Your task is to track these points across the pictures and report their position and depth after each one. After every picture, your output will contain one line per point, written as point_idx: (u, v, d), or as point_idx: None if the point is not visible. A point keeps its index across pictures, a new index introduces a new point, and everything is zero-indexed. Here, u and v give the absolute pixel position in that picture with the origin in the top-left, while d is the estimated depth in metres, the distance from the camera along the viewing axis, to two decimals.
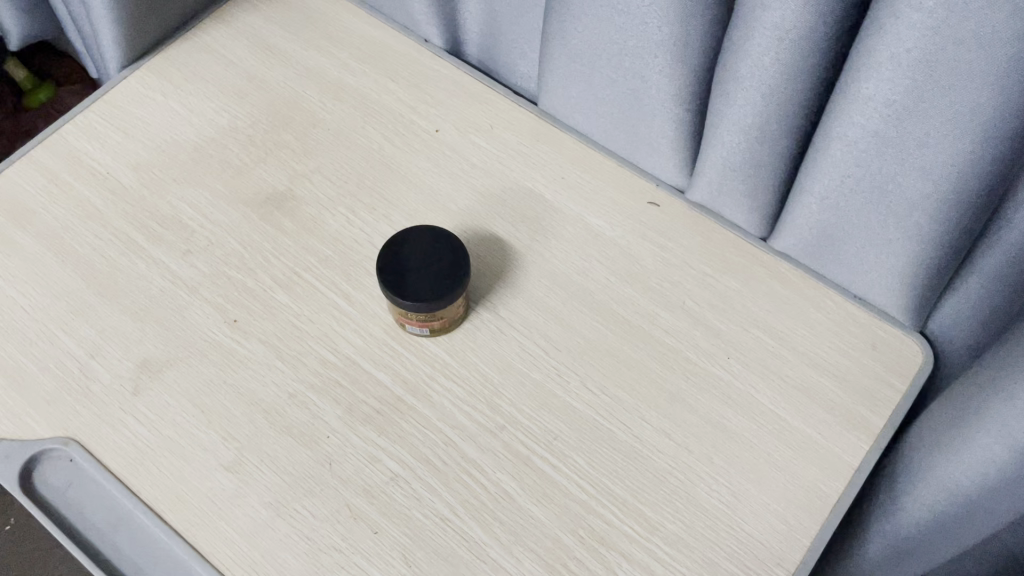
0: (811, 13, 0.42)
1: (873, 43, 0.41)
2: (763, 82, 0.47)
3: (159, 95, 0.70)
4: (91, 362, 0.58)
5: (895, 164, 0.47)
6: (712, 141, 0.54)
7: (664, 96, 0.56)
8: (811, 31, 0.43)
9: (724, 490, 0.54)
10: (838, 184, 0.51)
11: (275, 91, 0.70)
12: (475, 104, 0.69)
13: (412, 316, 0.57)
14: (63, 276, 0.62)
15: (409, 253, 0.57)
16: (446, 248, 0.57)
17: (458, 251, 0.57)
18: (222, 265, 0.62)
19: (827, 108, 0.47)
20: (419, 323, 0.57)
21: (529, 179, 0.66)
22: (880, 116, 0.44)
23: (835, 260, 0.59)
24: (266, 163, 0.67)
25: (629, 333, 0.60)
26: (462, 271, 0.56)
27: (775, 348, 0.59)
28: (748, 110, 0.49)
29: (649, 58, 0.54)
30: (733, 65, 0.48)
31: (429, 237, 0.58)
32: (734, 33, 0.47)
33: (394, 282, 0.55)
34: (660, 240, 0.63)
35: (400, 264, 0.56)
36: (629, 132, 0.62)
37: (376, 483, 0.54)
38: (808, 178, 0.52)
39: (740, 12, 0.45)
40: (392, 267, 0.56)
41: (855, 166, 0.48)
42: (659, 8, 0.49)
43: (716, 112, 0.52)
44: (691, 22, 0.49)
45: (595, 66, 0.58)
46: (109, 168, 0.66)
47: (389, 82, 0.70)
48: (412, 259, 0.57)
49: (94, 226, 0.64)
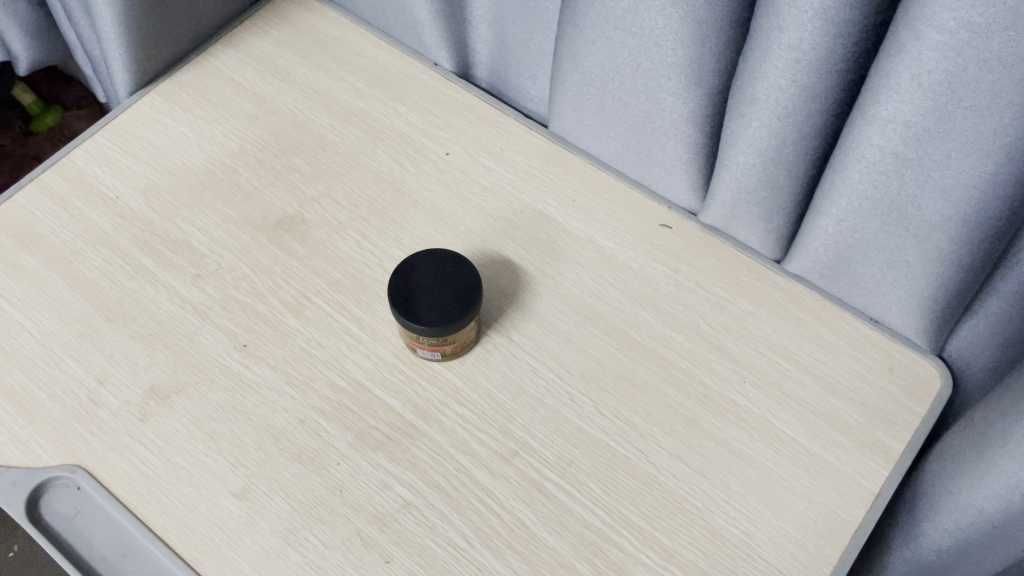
0: (829, 34, 0.41)
1: (893, 64, 0.40)
2: (780, 103, 0.46)
3: (169, 119, 0.70)
4: (99, 388, 0.58)
5: (914, 186, 0.46)
6: (726, 163, 0.54)
7: (677, 118, 0.55)
8: (829, 52, 0.42)
9: (743, 517, 0.53)
10: (856, 207, 0.50)
11: (284, 114, 0.70)
12: (486, 126, 0.69)
13: (423, 340, 0.56)
14: (72, 301, 0.61)
15: (420, 276, 0.56)
16: (458, 270, 0.57)
17: (470, 275, 0.57)
18: (232, 289, 0.62)
19: (846, 129, 0.46)
20: (430, 347, 0.57)
21: (540, 202, 0.65)
22: (899, 137, 0.43)
23: (851, 282, 0.58)
24: (276, 187, 0.66)
25: (642, 356, 0.59)
26: (474, 295, 0.56)
27: (790, 372, 0.58)
28: (764, 131, 0.49)
29: (662, 80, 0.53)
30: (749, 87, 0.47)
31: (440, 260, 0.57)
32: (749, 55, 0.46)
33: (405, 305, 0.55)
34: (673, 263, 0.62)
35: (411, 287, 0.56)
36: (642, 154, 0.62)
37: (387, 511, 0.53)
38: (825, 200, 0.51)
39: (756, 33, 0.45)
40: (402, 291, 0.56)
41: (873, 188, 0.48)
42: (673, 30, 0.49)
43: (730, 134, 0.52)
44: (705, 44, 0.49)
45: (607, 87, 0.58)
46: (118, 192, 0.66)
47: (398, 105, 0.70)
48: (422, 283, 0.56)
49: (103, 251, 0.63)
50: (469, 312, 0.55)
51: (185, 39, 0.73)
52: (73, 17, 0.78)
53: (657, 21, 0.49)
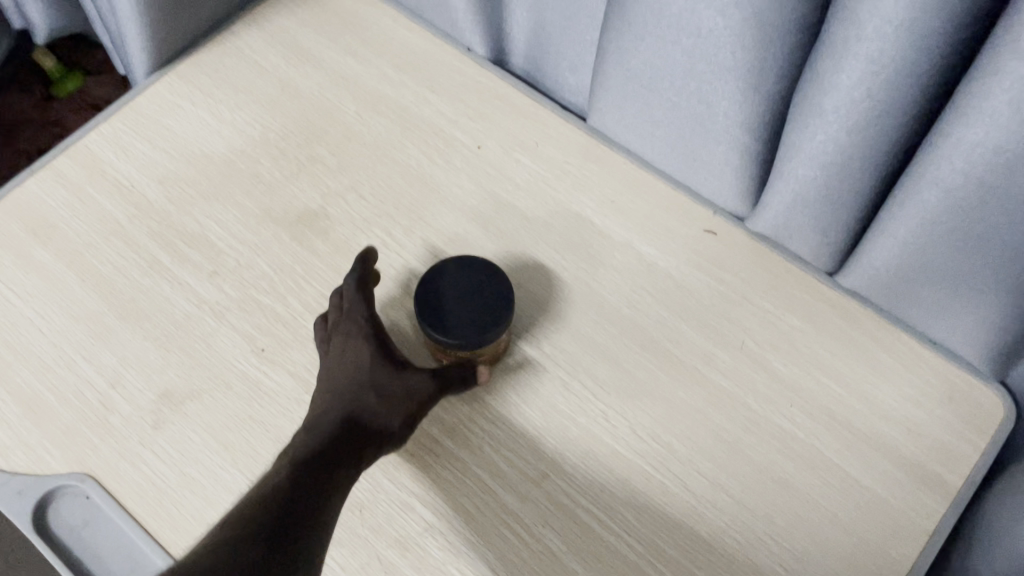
0: (913, 49, 0.37)
1: (988, 86, 0.36)
2: (851, 117, 0.42)
3: (189, 103, 0.66)
4: (110, 392, 0.55)
5: (997, 213, 0.42)
6: (785, 175, 0.50)
7: (731, 125, 0.51)
8: (914, 65, 0.38)
9: (786, 554, 0.50)
10: (926, 232, 0.46)
11: (308, 100, 0.66)
12: (521, 118, 0.65)
13: (449, 350, 0.53)
14: (84, 297, 0.58)
15: (449, 282, 0.53)
16: (490, 279, 0.53)
17: (503, 285, 0.53)
18: (250, 288, 0.59)
19: (923, 148, 0.42)
20: (456, 357, 0.54)
21: (577, 203, 0.61)
22: (987, 162, 0.39)
23: (912, 304, 0.54)
24: (298, 180, 0.63)
25: (682, 374, 0.55)
26: (506, 308, 0.52)
27: (841, 396, 0.54)
28: (830, 144, 0.45)
29: (717, 84, 0.48)
30: (817, 97, 0.43)
31: (470, 265, 0.54)
32: (819, 63, 0.42)
33: (432, 316, 0.52)
34: (718, 273, 0.59)
35: (440, 295, 0.52)
36: (689, 158, 0.57)
37: (409, 534, 0.51)
38: (891, 222, 0.47)
39: (829, 40, 0.40)
40: (429, 301, 0.52)
41: (950, 212, 0.43)
42: (734, 32, 0.44)
43: (790, 146, 0.48)
44: (768, 49, 0.44)
45: (655, 87, 0.53)
46: (133, 181, 0.63)
47: (429, 94, 0.66)
48: (451, 291, 0.53)
49: (117, 244, 0.60)
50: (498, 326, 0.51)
51: (206, 18, 0.69)
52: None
53: (715, 21, 0.45)
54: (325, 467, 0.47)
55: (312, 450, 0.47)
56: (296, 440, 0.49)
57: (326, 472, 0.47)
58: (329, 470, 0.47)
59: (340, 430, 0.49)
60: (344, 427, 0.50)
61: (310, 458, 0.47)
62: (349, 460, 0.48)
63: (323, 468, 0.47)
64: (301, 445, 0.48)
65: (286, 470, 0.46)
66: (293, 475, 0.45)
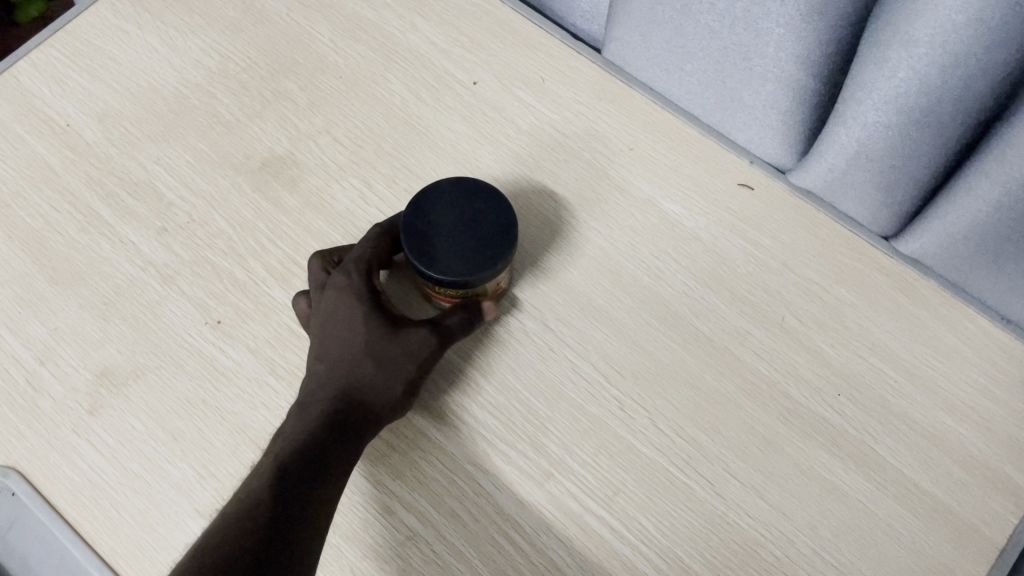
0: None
1: None
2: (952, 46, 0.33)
3: (135, 28, 0.56)
4: (40, 370, 0.47)
5: None
6: (850, 121, 0.41)
7: (783, 59, 0.41)
8: None
9: (832, 571, 0.42)
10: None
11: (275, 25, 0.57)
12: (524, 49, 0.55)
13: (440, 290, 0.45)
14: (11, 257, 0.50)
15: (438, 209, 0.44)
16: (489, 207, 0.44)
17: (503, 215, 0.44)
18: (205, 248, 0.50)
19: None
20: (449, 298, 0.45)
21: (588, 151, 0.52)
22: None
23: (989, 279, 0.45)
24: (262, 119, 0.54)
25: (710, 354, 0.47)
26: (505, 242, 0.43)
27: (897, 384, 0.46)
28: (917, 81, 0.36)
29: (770, 5, 0.39)
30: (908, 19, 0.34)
31: (463, 191, 0.45)
32: None
33: (419, 248, 0.43)
34: (753, 234, 0.50)
35: (428, 224, 0.44)
36: (723, 97, 0.48)
37: (388, 544, 0.43)
38: (984, 173, 0.38)
39: None
40: (415, 230, 0.43)
41: None
42: None
43: (859, 78, 0.39)
44: None
45: (689, 7, 0.44)
46: (69, 119, 0.53)
47: (416, 18, 0.57)
48: (441, 219, 0.44)
49: (49, 194, 0.51)
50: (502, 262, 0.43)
51: None
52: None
53: None
54: (313, 480, 0.40)
55: (301, 453, 0.40)
56: (283, 431, 0.42)
57: (317, 482, 0.40)
58: (321, 479, 0.40)
59: (331, 419, 0.42)
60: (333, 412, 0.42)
61: (298, 460, 0.40)
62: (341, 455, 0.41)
63: (315, 479, 0.40)
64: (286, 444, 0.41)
65: (270, 479, 0.39)
66: (276, 486, 0.39)
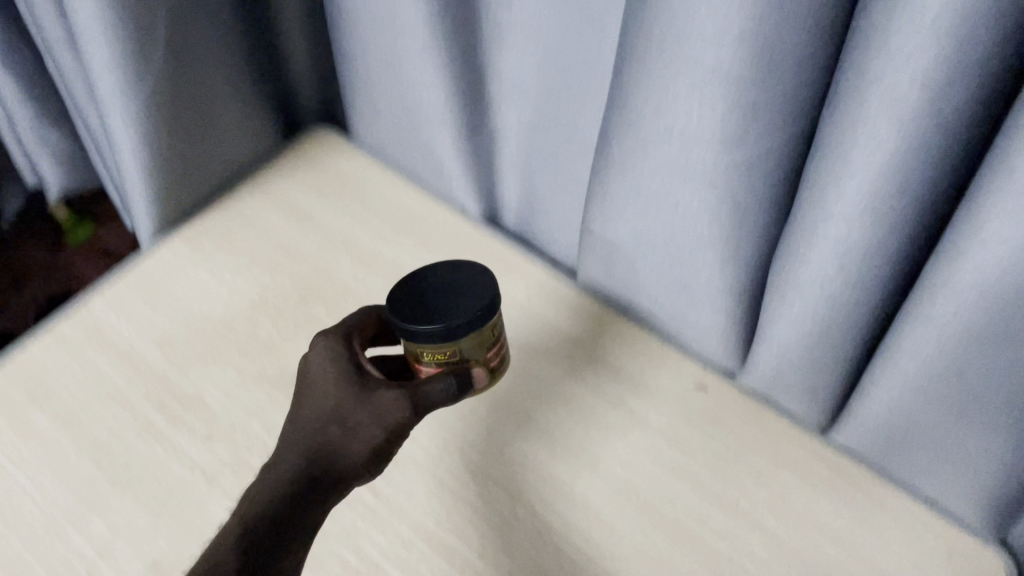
0: (909, 181, 0.37)
1: (954, 260, 0.38)
2: (828, 288, 0.44)
3: (191, 267, 0.69)
4: (97, 562, 0.54)
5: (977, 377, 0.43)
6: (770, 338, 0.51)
7: (715, 293, 0.53)
8: (883, 246, 0.40)
9: None
10: (912, 399, 0.47)
11: (310, 262, 0.68)
12: (515, 278, 0.67)
13: (425, 356, 0.49)
14: (78, 462, 0.58)
15: (421, 292, 0.50)
16: (465, 288, 0.50)
17: (478, 294, 0.49)
18: (245, 452, 0.59)
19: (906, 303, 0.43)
20: (433, 364, 0.49)
21: (571, 359, 0.63)
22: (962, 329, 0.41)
23: (905, 461, 0.54)
24: (296, 340, 0.64)
25: (679, 538, 0.54)
26: (487, 312, 0.49)
27: (843, 561, 0.53)
28: (811, 312, 0.46)
29: (699, 255, 0.51)
30: (794, 269, 0.45)
31: (448, 271, 0.52)
32: (792, 239, 0.45)
33: (401, 310, 0.49)
34: (710, 431, 0.59)
35: (414, 294, 0.50)
36: (676, 318, 0.59)
37: None
38: (874, 391, 0.49)
39: (800, 218, 0.43)
40: (399, 300, 0.50)
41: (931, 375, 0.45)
42: (709, 210, 0.47)
43: (776, 292, 0.48)
44: (744, 225, 0.47)
45: (642, 247, 0.55)
46: (134, 345, 0.64)
47: (425, 253, 0.68)
48: (423, 304, 0.50)
49: (116, 409, 0.61)
50: (476, 319, 0.48)
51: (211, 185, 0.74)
52: (104, 157, 0.78)
53: (692, 202, 0.48)
54: (284, 508, 0.46)
55: (267, 517, 0.45)
56: (257, 483, 0.47)
57: (271, 550, 0.45)
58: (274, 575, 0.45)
59: (292, 488, 0.47)
60: (302, 461, 0.48)
61: (269, 521, 0.45)
62: (297, 531, 0.47)
63: (274, 535, 0.45)
64: (261, 492, 0.46)
65: (238, 543, 0.44)
66: (246, 538, 0.44)
